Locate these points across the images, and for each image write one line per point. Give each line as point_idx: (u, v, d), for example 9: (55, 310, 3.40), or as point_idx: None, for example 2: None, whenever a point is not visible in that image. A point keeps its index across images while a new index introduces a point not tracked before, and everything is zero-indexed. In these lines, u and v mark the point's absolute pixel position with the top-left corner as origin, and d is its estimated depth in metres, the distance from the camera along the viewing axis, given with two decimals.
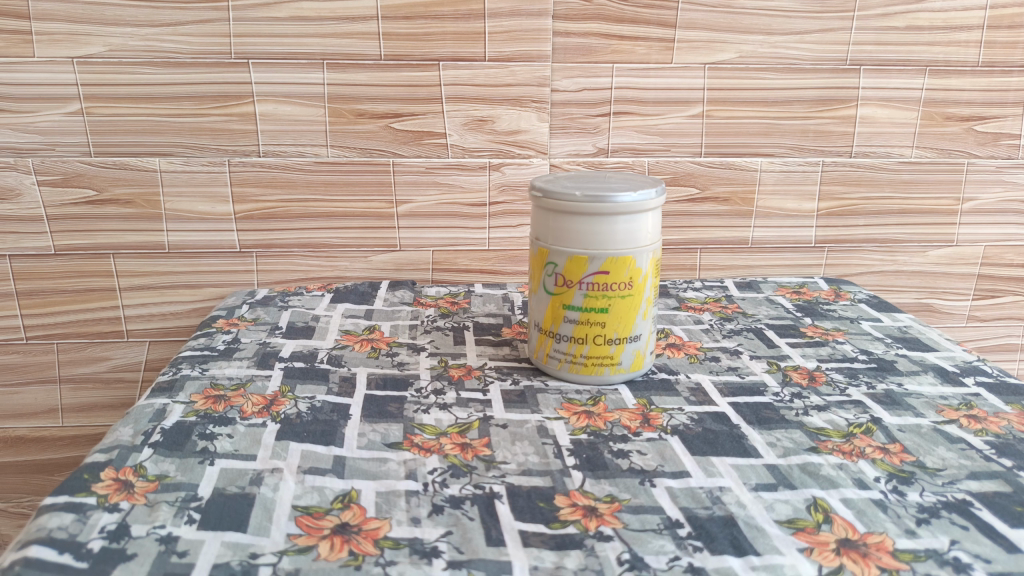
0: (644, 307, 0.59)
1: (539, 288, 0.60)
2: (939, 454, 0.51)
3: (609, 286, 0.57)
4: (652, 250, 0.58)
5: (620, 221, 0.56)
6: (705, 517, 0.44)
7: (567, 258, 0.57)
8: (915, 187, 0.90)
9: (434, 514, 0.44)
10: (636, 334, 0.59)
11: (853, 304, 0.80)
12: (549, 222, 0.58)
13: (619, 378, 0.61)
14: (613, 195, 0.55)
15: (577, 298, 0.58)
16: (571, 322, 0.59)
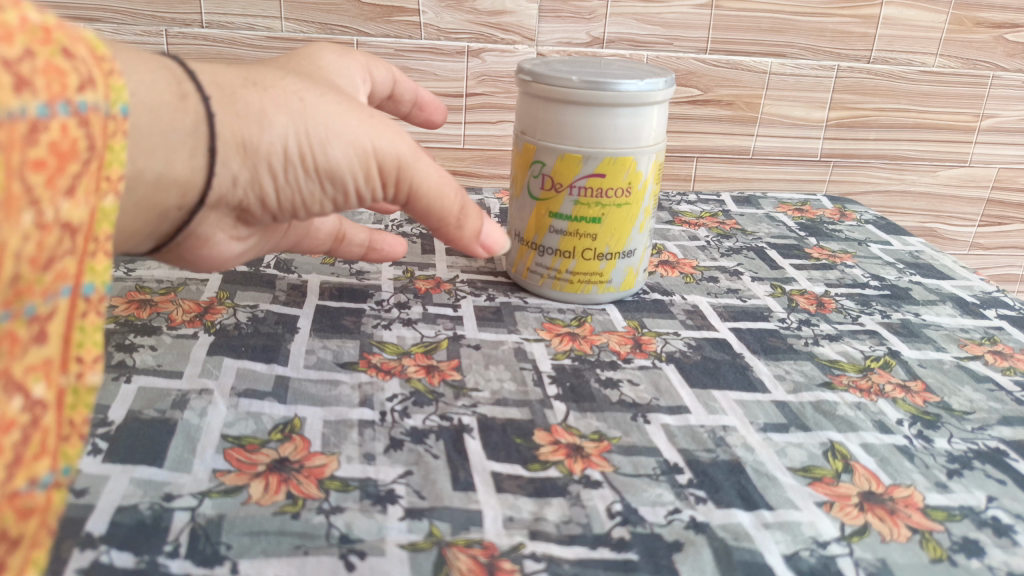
0: (642, 219, 0.52)
1: (523, 193, 0.52)
2: (965, 394, 0.46)
3: (604, 193, 0.49)
4: (655, 152, 0.50)
5: (623, 114, 0.47)
6: (707, 462, 0.38)
7: (557, 157, 0.49)
8: (933, 100, 0.82)
9: (392, 449, 0.37)
10: (630, 249, 0.52)
11: (860, 225, 0.73)
12: (538, 114, 0.49)
13: (607, 297, 0.54)
14: (618, 81, 0.46)
15: (565, 206, 0.50)
16: (557, 233, 0.51)
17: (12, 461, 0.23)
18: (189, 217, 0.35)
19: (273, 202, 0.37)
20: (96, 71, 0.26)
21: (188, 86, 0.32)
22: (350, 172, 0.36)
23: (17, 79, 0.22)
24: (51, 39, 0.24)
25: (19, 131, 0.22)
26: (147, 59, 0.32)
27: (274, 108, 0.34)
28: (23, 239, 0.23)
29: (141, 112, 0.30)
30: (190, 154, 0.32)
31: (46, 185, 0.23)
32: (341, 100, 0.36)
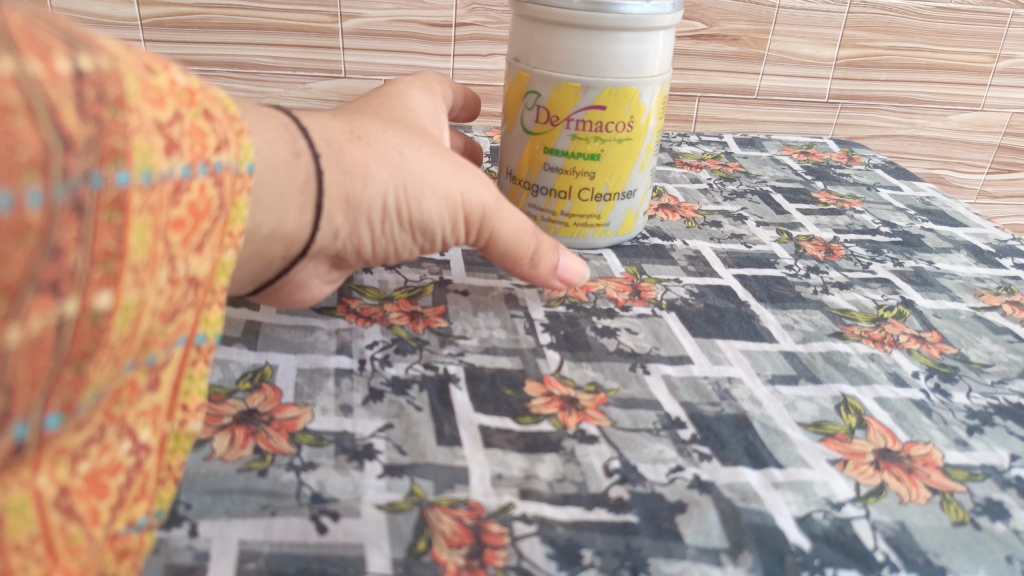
0: (643, 156, 0.48)
1: (515, 126, 0.48)
2: (983, 346, 0.43)
3: (604, 127, 0.46)
4: (659, 83, 0.46)
5: (626, 38, 0.43)
6: (711, 416, 0.35)
7: (553, 87, 0.45)
8: (948, 39, 0.78)
9: (371, 401, 0.34)
10: (630, 190, 0.49)
11: (868, 169, 0.70)
12: (533, 39, 0.45)
13: (604, 242, 0.51)
14: (622, 1, 0.42)
15: (562, 141, 0.46)
16: (552, 171, 0.47)
17: (117, 503, 0.23)
18: (290, 270, 0.35)
19: (367, 252, 0.37)
20: (230, 132, 0.27)
21: (302, 143, 0.33)
22: (439, 222, 0.37)
23: (171, 144, 0.23)
24: (194, 101, 0.25)
25: (172, 198, 0.23)
26: (265, 115, 0.33)
27: (377, 163, 0.34)
28: (164, 302, 0.23)
29: (260, 171, 0.31)
30: (299, 210, 0.33)
31: (184, 247, 0.24)
32: (435, 151, 0.37)
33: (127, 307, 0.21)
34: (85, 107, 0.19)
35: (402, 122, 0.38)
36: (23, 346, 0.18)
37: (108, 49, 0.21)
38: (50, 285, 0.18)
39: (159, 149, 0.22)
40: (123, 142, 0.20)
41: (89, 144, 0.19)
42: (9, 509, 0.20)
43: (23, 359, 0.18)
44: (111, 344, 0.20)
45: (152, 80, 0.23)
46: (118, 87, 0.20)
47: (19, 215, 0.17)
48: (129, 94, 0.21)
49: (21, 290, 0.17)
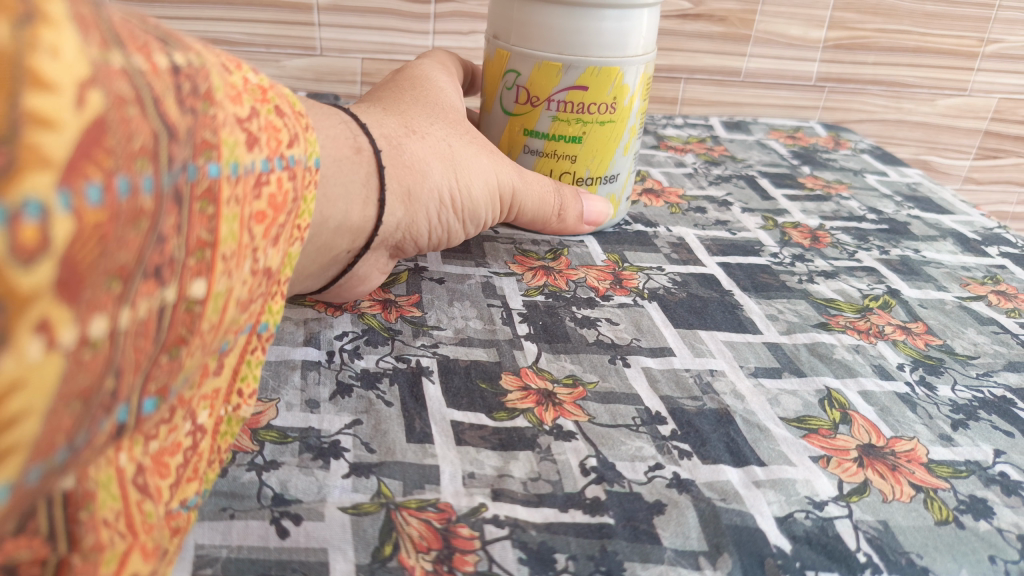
0: (626, 139, 0.47)
1: (494, 106, 0.46)
2: (969, 338, 0.42)
3: (585, 109, 0.44)
4: (644, 64, 0.44)
5: (609, 15, 0.42)
6: (692, 411, 0.34)
7: (533, 65, 0.43)
8: (937, 21, 0.77)
9: (339, 395, 0.33)
10: (613, 174, 0.47)
11: (855, 154, 0.69)
12: (513, 15, 0.43)
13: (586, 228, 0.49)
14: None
15: (542, 122, 0.45)
16: (532, 154, 0.46)
17: (175, 482, 0.24)
18: (354, 262, 0.37)
19: (419, 239, 0.40)
20: (298, 128, 0.27)
21: (362, 140, 0.35)
22: (484, 203, 0.41)
23: (251, 138, 0.23)
24: (265, 98, 0.25)
25: (255, 190, 0.23)
26: (327, 113, 0.34)
27: (430, 153, 0.38)
28: (247, 292, 0.24)
29: (329, 166, 0.32)
30: (363, 204, 0.35)
31: (265, 239, 0.24)
32: (471, 139, 0.41)
33: (216, 296, 0.21)
34: (183, 100, 0.20)
35: (439, 110, 0.41)
36: (132, 327, 0.18)
37: (192, 46, 0.22)
38: (155, 271, 0.19)
39: (242, 143, 0.23)
40: (213, 135, 0.21)
41: (187, 135, 0.20)
42: (99, 484, 0.20)
43: (132, 343, 0.18)
44: (202, 331, 0.21)
45: (228, 79, 0.23)
46: (206, 82, 0.21)
47: (137, 199, 0.17)
48: (213, 89, 0.21)
49: (134, 275, 0.18)
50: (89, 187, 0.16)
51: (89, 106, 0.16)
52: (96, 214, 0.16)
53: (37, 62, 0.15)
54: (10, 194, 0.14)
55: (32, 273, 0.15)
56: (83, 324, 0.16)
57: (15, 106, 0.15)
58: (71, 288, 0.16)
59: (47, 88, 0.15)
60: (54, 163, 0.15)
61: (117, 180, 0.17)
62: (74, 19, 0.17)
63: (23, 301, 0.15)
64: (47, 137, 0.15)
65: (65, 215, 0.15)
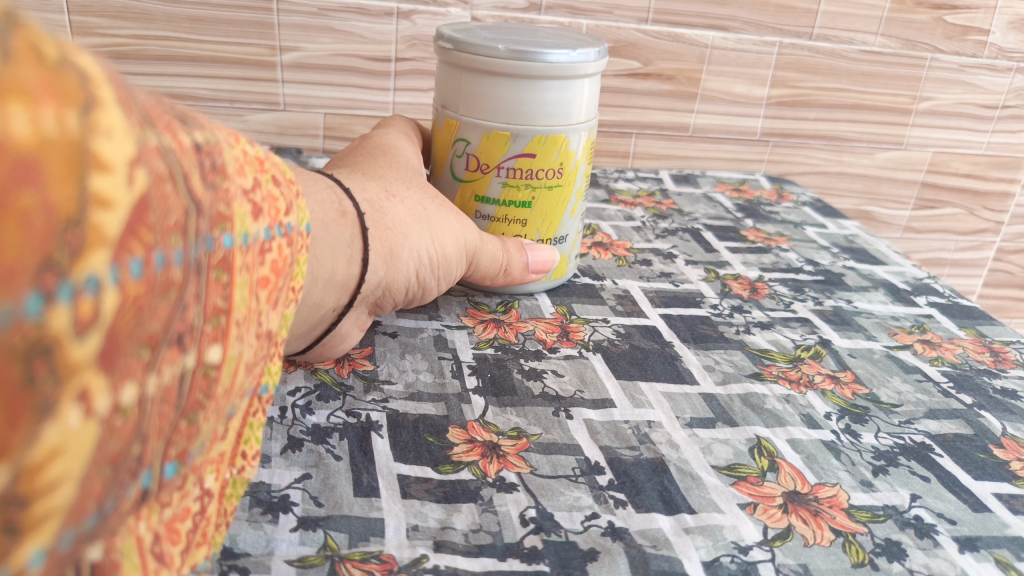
0: (574, 202, 0.49)
1: (445, 173, 0.48)
2: (894, 386, 0.45)
3: (534, 174, 0.46)
4: (587, 130, 0.47)
5: (551, 86, 0.44)
6: (629, 461, 0.36)
7: (482, 134, 0.45)
8: (873, 80, 0.81)
9: (290, 450, 0.34)
10: (562, 235, 0.50)
11: (797, 207, 0.72)
12: (460, 87, 0.45)
13: (539, 287, 0.51)
14: (546, 51, 0.43)
15: (493, 189, 0.47)
16: (485, 219, 0.48)
17: (185, 547, 0.25)
18: (338, 318, 0.38)
19: (396, 295, 0.42)
20: (293, 195, 0.29)
21: (346, 204, 0.37)
22: (455, 260, 0.43)
23: (257, 208, 0.25)
24: (263, 169, 0.27)
25: (260, 258, 0.25)
26: (313, 180, 0.36)
27: (410, 214, 0.40)
28: (252, 355, 0.26)
29: (316, 228, 0.34)
30: (347, 262, 0.36)
31: (267, 304, 0.26)
32: (443, 202, 0.43)
33: (229, 361, 0.23)
34: (206, 177, 0.21)
35: (412, 174, 0.44)
36: (157, 393, 0.20)
37: (203, 123, 0.24)
38: (178, 339, 0.20)
39: (249, 213, 0.24)
40: (227, 208, 0.23)
41: (208, 210, 0.21)
42: (124, 553, 0.22)
43: (157, 409, 0.20)
44: (217, 395, 0.23)
45: (234, 154, 0.25)
46: (220, 158, 0.23)
47: (168, 271, 0.19)
48: (225, 164, 0.23)
49: (160, 343, 0.19)
50: (132, 261, 0.17)
51: (138, 182, 0.17)
52: (136, 286, 0.17)
53: (98, 144, 0.16)
54: (76, 272, 0.16)
55: (83, 344, 0.16)
56: (116, 391, 0.18)
57: (84, 189, 0.16)
58: (109, 358, 0.17)
59: (106, 169, 0.16)
60: (108, 238, 0.16)
61: (155, 255, 0.18)
62: (118, 100, 0.18)
63: (73, 371, 0.16)
64: (106, 217, 0.16)
65: (114, 288, 0.17)
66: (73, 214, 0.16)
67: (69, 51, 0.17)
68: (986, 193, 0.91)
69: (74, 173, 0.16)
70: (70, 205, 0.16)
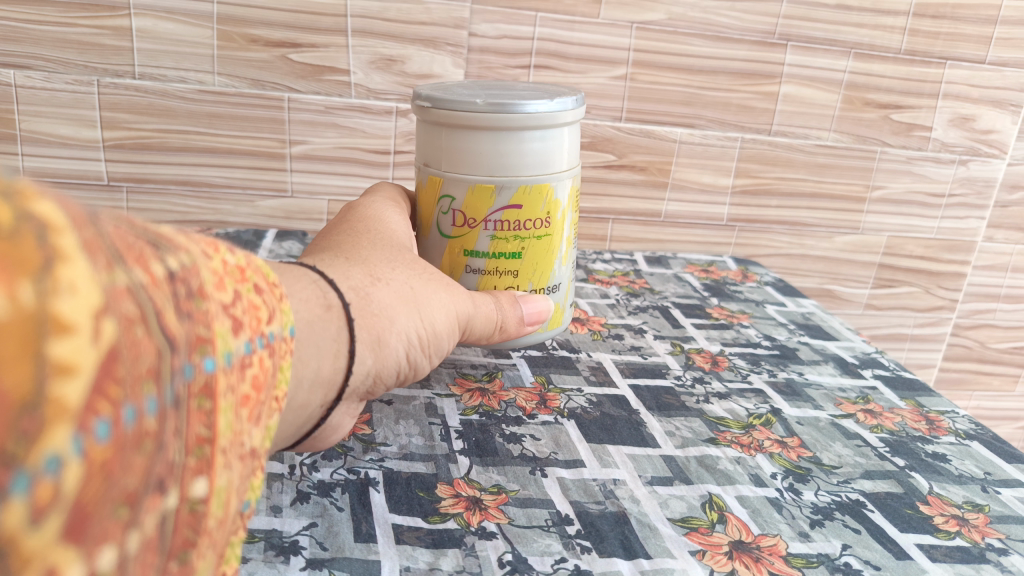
0: (563, 250, 0.53)
1: (432, 231, 0.51)
2: (835, 450, 0.50)
3: (521, 225, 0.50)
4: (567, 178, 0.51)
5: (532, 137, 0.48)
6: (596, 514, 0.41)
7: (469, 189, 0.49)
8: (829, 171, 0.90)
9: (298, 502, 0.40)
10: (552, 282, 0.53)
11: (760, 286, 0.79)
12: (444, 147, 0.49)
13: (536, 336, 0.54)
14: (522, 102, 0.46)
15: (481, 242, 0.50)
16: (475, 272, 0.51)
17: None
18: (325, 414, 0.39)
19: (386, 381, 0.42)
20: (274, 301, 0.29)
21: (331, 296, 0.38)
22: (445, 335, 0.45)
23: (235, 323, 0.25)
24: (241, 278, 0.27)
25: (240, 373, 0.25)
26: (296, 276, 0.37)
27: (395, 299, 0.41)
28: (237, 477, 0.25)
29: (302, 328, 0.35)
30: (334, 357, 0.37)
31: (248, 421, 0.26)
32: (429, 278, 0.44)
33: (215, 490, 0.23)
34: (179, 306, 0.21)
35: (399, 254, 0.45)
36: (137, 547, 0.19)
37: (178, 242, 0.24)
38: (157, 485, 0.20)
39: (228, 329, 0.24)
40: (207, 330, 0.23)
41: (183, 339, 0.21)
42: None
43: (138, 562, 0.20)
44: (205, 528, 0.23)
45: (211, 268, 0.25)
46: (195, 279, 0.23)
47: (142, 422, 0.19)
48: (201, 284, 0.23)
49: (138, 496, 0.19)
50: (98, 425, 0.17)
51: (103, 337, 0.17)
52: (102, 451, 0.17)
53: (58, 307, 0.16)
54: (34, 457, 0.15)
55: (41, 529, 0.16)
56: (92, 560, 0.18)
57: (43, 362, 0.16)
58: (77, 530, 0.17)
59: (66, 331, 0.16)
60: (70, 410, 0.16)
61: (124, 410, 0.18)
62: (82, 247, 0.17)
63: (35, 558, 0.16)
64: (68, 386, 0.16)
65: (78, 460, 0.16)
66: (30, 395, 0.15)
67: (24, 201, 0.17)
68: (940, 273, 0.98)
69: (29, 351, 0.15)
70: (24, 387, 0.15)
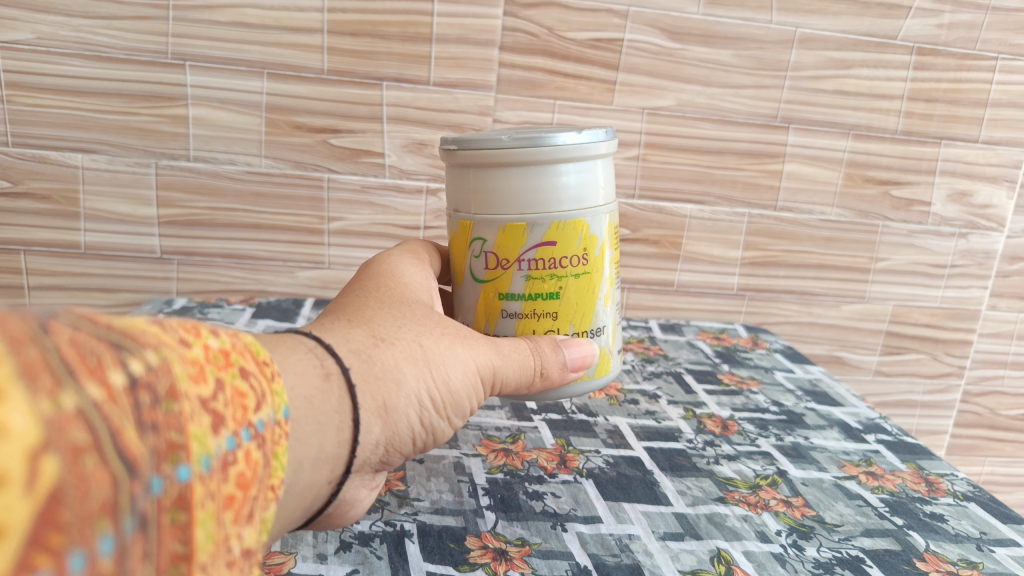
0: (605, 289, 0.45)
1: (465, 277, 0.45)
2: (837, 509, 0.53)
3: (558, 264, 0.43)
4: (608, 213, 0.44)
5: (566, 170, 0.41)
6: (612, 565, 0.45)
7: (498, 229, 0.42)
8: (834, 244, 0.94)
9: (341, 550, 0.44)
10: (598, 326, 0.46)
11: (769, 353, 0.83)
12: (468, 184, 0.42)
13: (584, 388, 0.47)
14: (553, 135, 0.40)
15: (516, 284, 0.43)
16: (511, 317, 0.44)
17: None
18: (335, 490, 0.37)
19: (401, 448, 0.40)
20: (264, 384, 0.29)
21: (329, 364, 0.35)
22: (465, 394, 0.41)
23: (215, 419, 0.24)
24: (224, 365, 0.26)
25: (223, 473, 0.24)
26: (291, 345, 0.35)
27: (402, 361, 0.38)
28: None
29: (300, 405, 0.33)
30: (337, 431, 0.35)
31: (236, 521, 0.25)
32: (444, 333, 0.41)
33: None
34: (147, 417, 0.20)
35: (409, 309, 0.42)
36: None
37: (150, 338, 0.22)
38: None
39: (208, 428, 0.23)
40: (179, 435, 0.21)
41: (149, 454, 0.20)
42: None
43: None
44: None
45: (188, 361, 0.24)
46: (165, 381, 0.21)
47: (95, 567, 0.18)
48: (176, 383, 0.22)
49: None
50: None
51: (42, 479, 0.16)
52: None
53: None
54: None
55: None
56: None
57: None
58: None
59: None
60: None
61: (70, 553, 0.17)
62: (22, 379, 0.17)
63: None
64: None
65: None
66: None
67: None
68: (946, 340, 1.01)
69: None
70: None
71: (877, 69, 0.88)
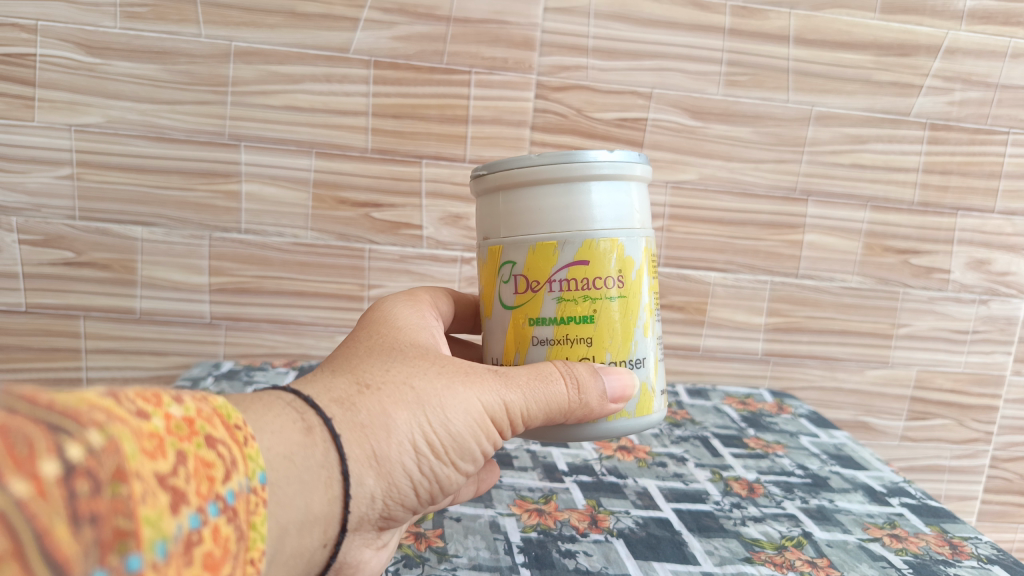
0: (644, 319, 0.44)
1: (496, 307, 0.45)
2: (862, 570, 0.55)
3: (590, 284, 0.42)
4: (643, 238, 0.44)
5: (597, 189, 0.42)
6: None
7: (528, 250, 0.42)
8: (855, 310, 0.97)
9: None
10: (637, 357, 0.44)
11: (795, 418, 0.85)
12: (499, 207, 0.43)
13: (623, 425, 0.44)
14: (583, 151, 0.41)
15: (547, 307, 0.43)
16: (542, 343, 0.43)
17: None
18: (331, 550, 0.39)
19: (405, 497, 0.41)
20: (231, 455, 0.29)
21: (309, 419, 0.37)
22: (469, 436, 0.42)
23: (174, 497, 0.24)
24: (186, 437, 0.26)
25: (184, 554, 0.24)
26: (270, 405, 0.37)
27: (389, 406, 0.39)
28: None
29: (279, 462, 0.34)
30: (326, 487, 0.37)
31: None
32: (441, 371, 0.42)
33: None
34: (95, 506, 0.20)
35: (403, 353, 0.43)
36: None
37: (101, 414, 0.22)
38: None
39: (165, 508, 0.23)
40: (128, 521, 0.21)
41: (94, 546, 0.19)
42: None
43: None
44: None
45: (144, 436, 0.23)
46: (113, 462, 0.21)
47: None
48: (128, 462, 0.22)
49: None
50: None
51: None
52: None
53: None
54: None
55: None
56: None
57: None
58: None
59: None
60: None
61: None
62: None
63: None
64: None
65: None
66: None
67: None
68: (972, 406, 1.02)
69: None
70: None
71: (891, 144, 0.92)
